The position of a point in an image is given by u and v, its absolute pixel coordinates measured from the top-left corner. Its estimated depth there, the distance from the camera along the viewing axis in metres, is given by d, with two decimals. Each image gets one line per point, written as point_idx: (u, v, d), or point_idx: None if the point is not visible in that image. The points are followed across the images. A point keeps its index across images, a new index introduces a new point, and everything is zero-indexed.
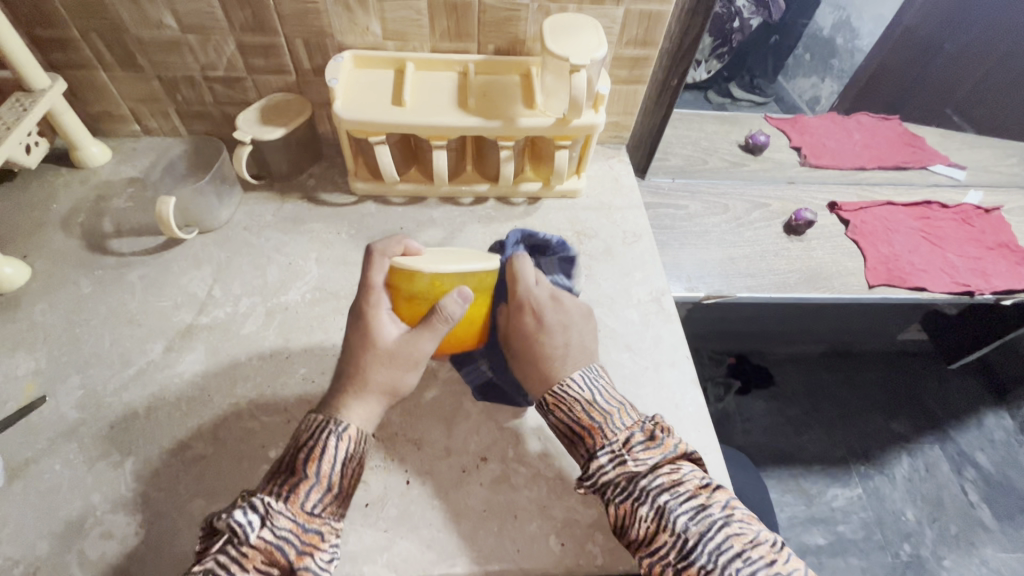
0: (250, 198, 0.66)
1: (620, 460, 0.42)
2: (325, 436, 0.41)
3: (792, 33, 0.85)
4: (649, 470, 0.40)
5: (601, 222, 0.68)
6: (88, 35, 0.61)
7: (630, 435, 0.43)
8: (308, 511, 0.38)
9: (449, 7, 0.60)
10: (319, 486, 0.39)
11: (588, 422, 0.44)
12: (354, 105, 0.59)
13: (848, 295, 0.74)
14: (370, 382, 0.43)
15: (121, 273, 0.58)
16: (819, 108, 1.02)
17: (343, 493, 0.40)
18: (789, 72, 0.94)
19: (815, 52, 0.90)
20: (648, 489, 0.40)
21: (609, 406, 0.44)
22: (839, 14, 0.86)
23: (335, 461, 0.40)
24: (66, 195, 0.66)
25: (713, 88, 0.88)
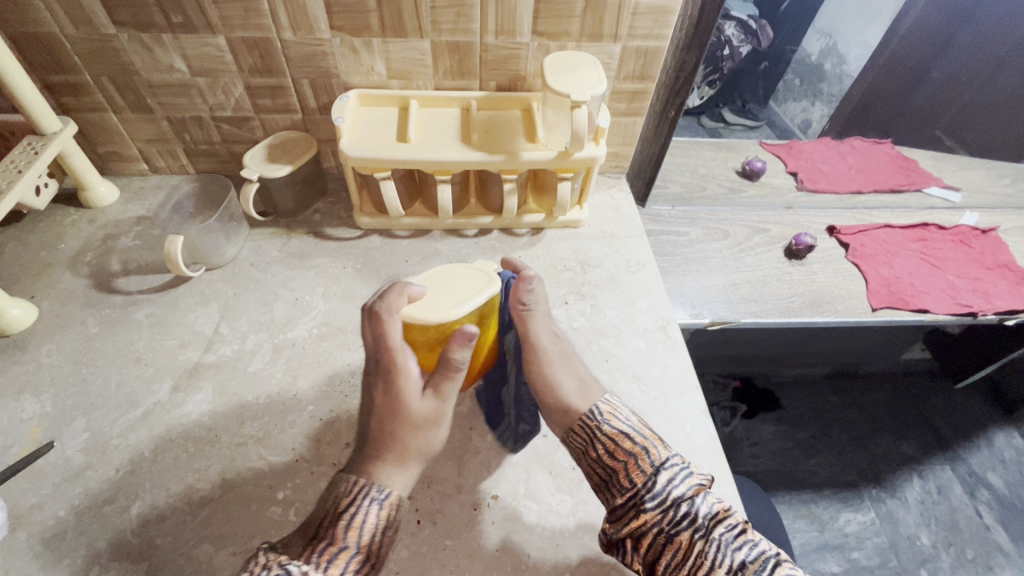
0: (256, 234, 0.67)
1: (673, 495, 0.41)
2: (363, 505, 0.40)
3: (781, 60, 0.92)
4: (701, 504, 0.41)
5: (605, 251, 0.68)
6: (101, 79, 0.62)
7: (676, 471, 0.42)
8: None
9: (452, 47, 0.62)
10: (358, 554, 0.39)
11: (631, 451, 0.44)
12: (360, 142, 0.60)
13: (852, 319, 0.74)
14: (406, 447, 0.43)
15: (129, 312, 0.58)
16: (812, 131, 1.04)
17: (377, 559, 0.40)
18: (780, 97, 0.98)
19: (803, 77, 0.96)
20: (705, 525, 0.40)
21: (645, 436, 0.44)
22: (825, 41, 0.93)
23: (374, 529, 0.40)
24: (74, 235, 0.66)
25: (705, 115, 0.90)
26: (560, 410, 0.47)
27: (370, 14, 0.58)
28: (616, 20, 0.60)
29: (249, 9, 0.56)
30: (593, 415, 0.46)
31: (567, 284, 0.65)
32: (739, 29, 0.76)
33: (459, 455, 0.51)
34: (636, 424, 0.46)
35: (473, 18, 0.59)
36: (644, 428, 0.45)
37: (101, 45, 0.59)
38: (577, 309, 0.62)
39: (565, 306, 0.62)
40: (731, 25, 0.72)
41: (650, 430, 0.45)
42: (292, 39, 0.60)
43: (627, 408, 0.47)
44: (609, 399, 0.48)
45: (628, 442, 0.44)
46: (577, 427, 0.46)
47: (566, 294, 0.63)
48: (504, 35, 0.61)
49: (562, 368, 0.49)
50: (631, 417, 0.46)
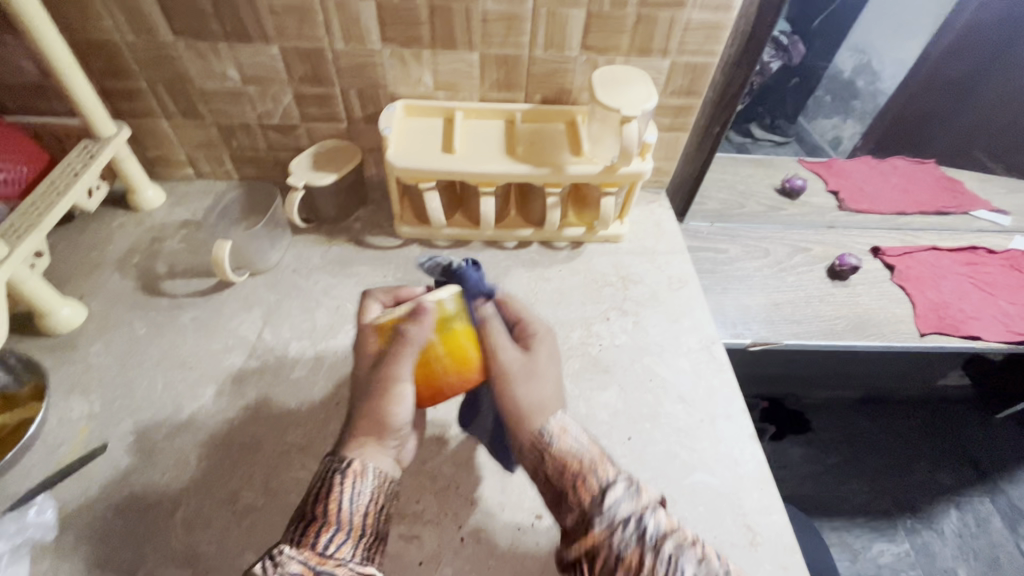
0: (299, 241, 0.68)
1: (619, 515, 0.36)
2: (331, 476, 0.40)
3: (811, 76, 0.83)
4: (649, 521, 0.36)
5: (646, 268, 0.67)
6: (155, 86, 0.64)
7: (624, 491, 0.38)
8: (322, 552, 0.36)
9: (500, 60, 0.62)
10: (334, 524, 0.37)
11: (576, 470, 0.39)
12: (406, 153, 0.60)
13: (899, 344, 0.72)
14: (381, 419, 0.42)
15: (174, 316, 0.59)
16: (840, 148, 0.99)
17: (364, 532, 0.39)
18: (809, 112, 0.90)
19: (834, 93, 0.89)
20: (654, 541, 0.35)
21: (593, 453, 0.40)
22: (858, 57, 0.86)
23: (354, 500, 0.39)
24: (122, 237, 0.67)
25: (733, 129, 0.80)
26: (516, 413, 0.42)
27: (422, 26, 0.58)
28: (666, 35, 0.60)
29: (303, 19, 0.57)
30: (543, 433, 0.41)
31: (608, 300, 0.64)
32: (772, 46, 0.70)
33: (501, 473, 0.50)
34: (585, 442, 0.41)
35: (524, 31, 0.59)
36: (592, 446, 0.41)
37: (158, 53, 0.60)
38: (619, 325, 0.61)
39: (606, 322, 0.61)
40: (772, 51, 0.71)
41: (598, 449, 0.41)
42: (344, 50, 0.60)
43: (577, 426, 0.42)
44: (561, 416, 0.42)
45: (573, 456, 0.40)
46: (529, 444, 0.41)
47: (608, 310, 0.63)
48: (554, 48, 0.61)
49: (529, 387, 0.43)
50: (580, 432, 0.42)
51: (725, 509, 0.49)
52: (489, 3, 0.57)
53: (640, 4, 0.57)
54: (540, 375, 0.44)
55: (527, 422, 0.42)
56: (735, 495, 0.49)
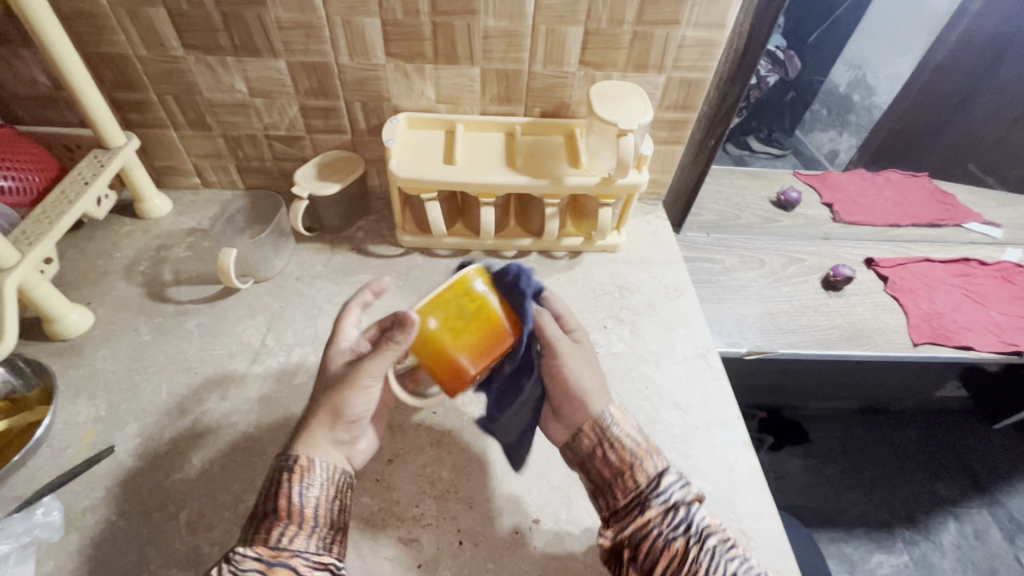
0: (302, 249, 0.69)
1: (673, 499, 0.41)
2: (280, 472, 0.40)
3: (807, 91, 0.86)
4: (697, 512, 0.40)
5: (643, 277, 0.69)
6: (165, 98, 0.65)
7: (676, 479, 0.42)
8: (275, 547, 0.37)
9: (500, 75, 0.64)
10: (285, 519, 0.38)
11: (628, 458, 0.42)
12: (408, 164, 0.62)
13: (893, 353, 0.73)
14: (342, 412, 0.42)
15: (179, 321, 0.60)
16: (839, 161, 1.02)
17: (319, 522, 0.39)
18: (807, 125, 0.93)
19: (830, 107, 0.92)
20: (699, 531, 0.40)
21: (643, 446, 0.43)
22: (854, 72, 0.89)
23: (304, 493, 0.40)
24: (129, 245, 0.69)
25: (732, 141, 0.83)
26: (578, 409, 0.45)
27: (425, 42, 0.60)
28: (661, 51, 0.62)
29: (310, 34, 0.59)
30: (603, 420, 0.44)
31: (605, 309, 0.65)
32: (768, 59, 0.72)
33: (499, 478, 0.51)
34: (638, 433, 0.44)
35: (524, 47, 0.61)
36: (645, 437, 0.44)
37: (169, 66, 0.62)
38: (616, 333, 0.62)
39: (604, 331, 0.62)
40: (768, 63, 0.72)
41: (650, 440, 0.44)
42: (349, 64, 0.62)
43: (632, 418, 0.46)
44: (615, 408, 0.45)
45: (631, 446, 0.43)
46: (586, 431, 0.44)
47: (605, 319, 0.64)
48: (552, 64, 0.63)
49: (580, 372, 0.47)
50: (636, 427, 0.45)
51: (720, 514, 0.49)
52: (490, 20, 0.59)
53: (636, 22, 0.59)
54: (591, 384, 0.46)
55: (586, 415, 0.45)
56: (730, 502, 0.50)
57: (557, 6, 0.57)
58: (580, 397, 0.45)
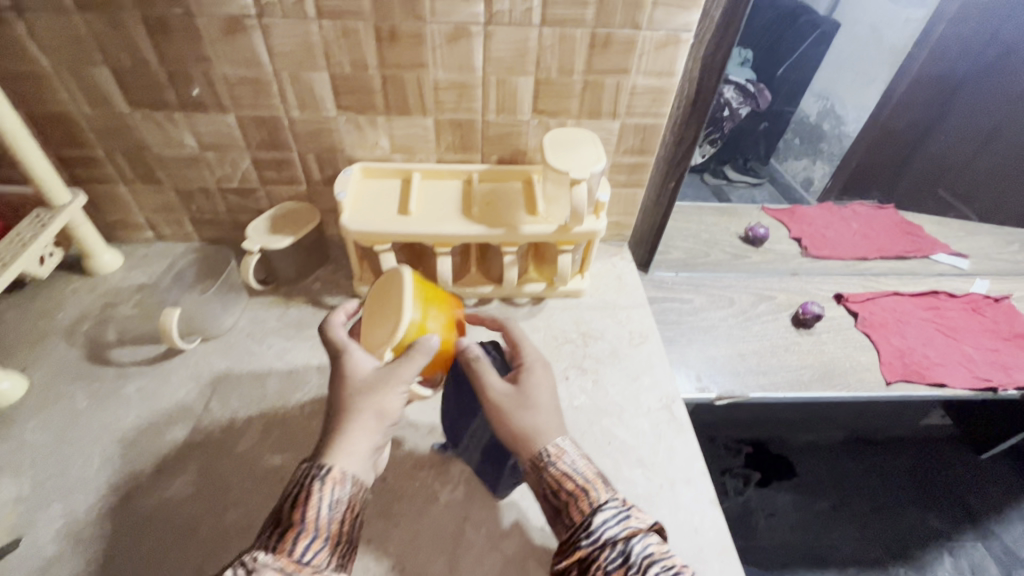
0: (255, 303, 0.67)
1: (606, 535, 0.38)
2: (310, 481, 0.38)
3: (780, 121, 0.98)
4: (636, 543, 0.37)
5: (607, 323, 0.67)
6: (112, 154, 0.64)
7: (614, 513, 0.39)
8: (298, 561, 0.35)
9: (454, 124, 0.63)
10: (310, 533, 0.36)
11: (571, 491, 0.41)
12: (361, 217, 0.61)
13: (867, 393, 0.71)
14: (355, 409, 0.41)
15: (119, 386, 0.57)
16: (814, 188, 1.09)
17: (341, 540, 0.38)
18: (781, 154, 1.02)
19: (802, 136, 1.02)
20: (639, 561, 0.36)
21: (588, 478, 0.41)
22: (822, 103, 0.99)
23: (328, 507, 0.38)
24: (75, 304, 0.66)
25: (709, 172, 0.92)
26: (518, 443, 0.43)
27: (375, 94, 0.60)
28: (613, 99, 0.62)
29: (258, 90, 0.59)
30: (541, 456, 0.42)
31: (568, 358, 0.63)
32: (737, 92, 0.78)
33: (451, 550, 0.48)
34: (583, 466, 0.42)
35: (476, 97, 0.61)
36: (590, 469, 0.42)
37: (115, 123, 0.61)
38: (578, 384, 0.60)
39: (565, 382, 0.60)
40: (732, 88, 0.75)
41: (595, 472, 0.42)
42: (300, 117, 0.61)
43: (577, 450, 0.43)
44: (564, 440, 0.43)
45: (570, 482, 0.41)
46: (529, 466, 0.43)
47: (567, 368, 0.62)
48: (505, 113, 0.63)
49: (528, 415, 0.44)
50: (579, 457, 0.43)
51: None
52: (439, 73, 0.58)
53: (586, 72, 0.59)
54: (539, 405, 0.44)
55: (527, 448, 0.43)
56: (695, 567, 0.47)
57: (506, 57, 0.57)
58: (522, 433, 0.43)
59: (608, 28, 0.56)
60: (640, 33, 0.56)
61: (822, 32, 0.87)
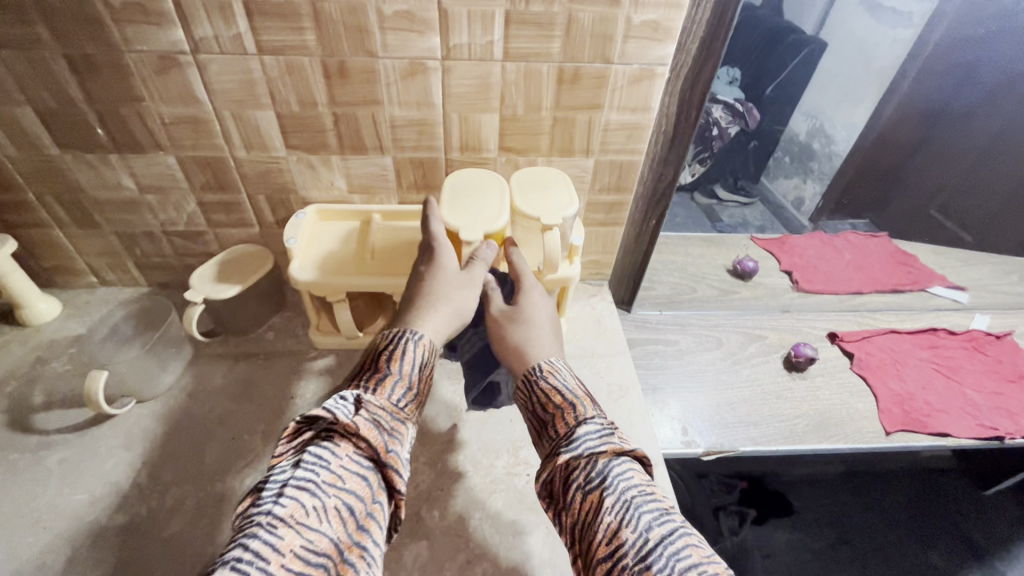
0: (201, 357, 0.61)
1: (587, 449, 0.35)
2: (400, 339, 0.41)
3: (768, 139, 1.11)
4: (616, 465, 0.34)
5: (584, 374, 0.62)
6: (44, 198, 0.59)
7: (596, 428, 0.37)
8: (396, 405, 0.37)
9: (415, 163, 0.59)
10: (403, 382, 0.38)
11: (558, 405, 0.39)
12: (312, 265, 0.56)
13: (866, 445, 0.66)
14: (437, 292, 0.45)
15: (39, 458, 0.52)
16: (806, 207, 1.13)
17: (419, 397, 0.40)
18: (770, 174, 1.14)
19: (791, 155, 1.13)
20: (617, 483, 0.33)
21: (579, 394, 0.40)
22: (810, 122, 1.09)
23: (414, 364, 0.40)
24: (1, 360, 0.60)
25: (699, 191, 0.99)
26: (516, 361, 0.46)
27: (327, 133, 0.55)
28: (586, 135, 0.57)
29: (199, 129, 0.54)
30: (535, 371, 0.43)
31: None
32: (726, 112, 0.81)
33: None
34: (573, 384, 0.42)
35: (437, 135, 0.56)
36: (580, 388, 0.41)
37: (44, 165, 0.56)
38: None
39: None
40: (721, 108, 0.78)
41: (585, 392, 0.41)
42: (246, 157, 0.57)
43: (570, 371, 0.43)
44: (555, 360, 0.45)
45: (560, 396, 0.40)
46: (522, 380, 0.44)
47: None
48: (470, 151, 0.58)
49: (527, 330, 0.47)
50: (571, 378, 0.42)
51: None
52: (395, 110, 0.54)
53: (555, 108, 0.55)
54: (539, 323, 0.48)
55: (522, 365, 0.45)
56: None
57: (467, 93, 0.53)
58: (517, 348, 0.46)
59: (576, 62, 0.51)
60: (612, 67, 0.52)
61: (810, 51, 0.98)
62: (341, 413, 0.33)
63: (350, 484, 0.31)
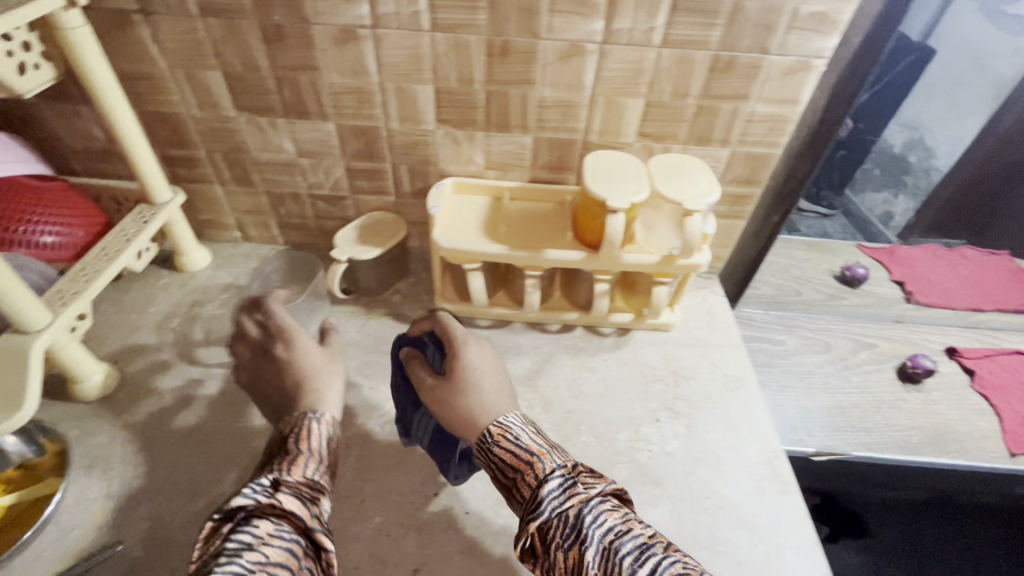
0: (338, 312, 0.66)
1: (561, 507, 0.37)
2: (303, 424, 0.44)
3: (859, 148, 0.76)
4: (588, 514, 0.36)
5: (700, 363, 0.63)
6: (213, 156, 0.65)
7: (559, 482, 0.38)
8: (309, 478, 0.40)
9: (553, 144, 0.61)
10: (313, 458, 0.42)
11: (519, 466, 0.40)
12: (452, 234, 0.59)
13: (987, 464, 0.64)
14: (466, 390, 0.45)
15: (205, 387, 0.57)
16: (891, 223, 0.94)
17: (330, 471, 0.43)
18: (857, 184, 0.84)
19: (884, 166, 0.83)
20: (593, 536, 0.35)
21: (541, 446, 0.41)
22: (909, 132, 0.82)
23: (320, 440, 0.44)
24: (165, 299, 0.67)
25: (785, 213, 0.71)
26: (466, 427, 0.44)
27: (477, 110, 0.58)
28: (727, 126, 0.58)
29: (361, 101, 0.58)
30: (485, 439, 0.42)
31: (658, 398, 0.59)
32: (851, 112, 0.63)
33: None
34: (529, 439, 0.41)
35: (580, 117, 0.58)
36: (536, 441, 0.41)
37: (220, 126, 0.62)
38: (671, 429, 0.56)
39: (656, 425, 0.56)
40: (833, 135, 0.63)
41: (542, 442, 0.41)
42: (398, 129, 0.61)
43: (523, 423, 0.43)
44: (508, 419, 0.43)
45: (516, 455, 0.40)
46: (478, 453, 0.43)
47: (657, 410, 0.58)
48: (608, 135, 0.60)
49: (474, 398, 0.45)
50: (526, 431, 0.42)
51: None
52: (546, 90, 0.56)
53: (701, 96, 0.56)
54: (480, 386, 0.46)
55: (474, 429, 0.43)
56: None
57: (618, 78, 0.55)
58: (470, 416, 0.44)
59: (732, 51, 0.52)
60: (768, 58, 0.52)
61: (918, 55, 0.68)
62: (260, 496, 0.37)
63: (277, 557, 0.34)
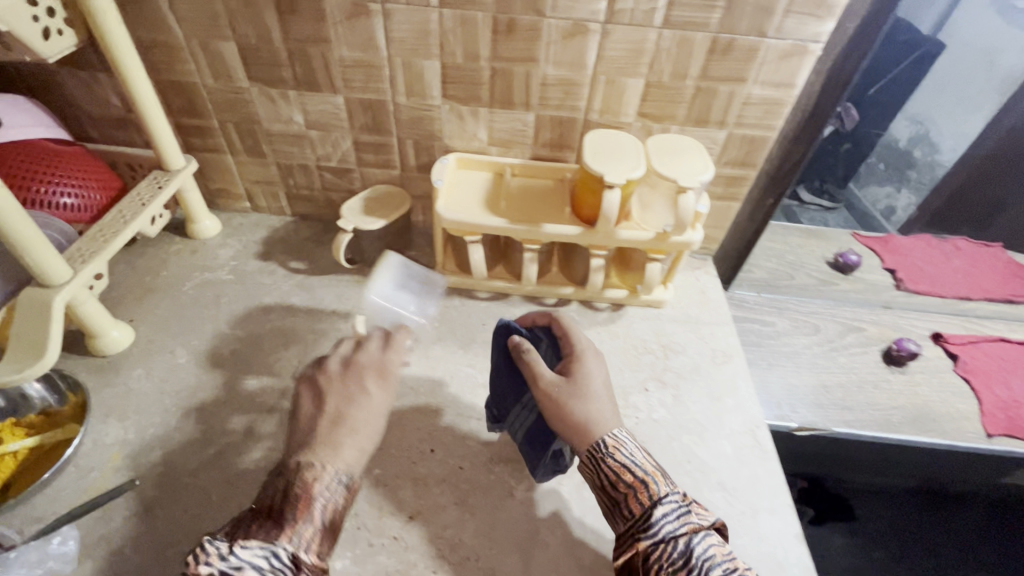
0: (342, 281, 0.69)
1: (666, 530, 0.40)
2: (308, 482, 0.39)
3: (861, 142, 0.85)
4: (697, 543, 0.39)
5: (690, 338, 0.65)
6: (225, 125, 0.67)
7: (673, 508, 0.41)
8: (296, 554, 0.37)
9: (555, 122, 0.63)
10: (308, 531, 0.38)
11: (631, 484, 0.42)
12: (455, 206, 0.61)
13: (964, 444, 0.66)
14: (588, 397, 0.46)
15: (215, 346, 0.60)
16: (895, 218, 0.99)
17: (325, 544, 0.39)
18: (861, 179, 0.93)
19: (888, 162, 0.92)
20: (701, 562, 0.38)
21: (649, 471, 0.43)
22: (914, 127, 0.89)
23: (322, 510, 0.39)
24: (177, 264, 0.70)
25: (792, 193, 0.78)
26: (575, 431, 0.45)
27: (482, 87, 0.60)
28: (724, 107, 0.60)
29: (370, 74, 0.60)
30: (600, 447, 0.44)
31: (647, 369, 0.61)
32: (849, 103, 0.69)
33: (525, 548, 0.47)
34: (639, 458, 0.43)
35: (581, 96, 0.60)
36: (649, 464, 0.43)
37: (233, 96, 0.64)
38: (658, 398, 0.58)
39: (644, 394, 0.59)
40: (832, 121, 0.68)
41: (653, 465, 0.43)
42: (405, 103, 0.62)
43: (634, 442, 0.45)
44: (619, 432, 0.45)
45: (631, 477, 0.42)
46: (583, 457, 0.44)
47: (646, 381, 0.60)
48: (609, 114, 0.62)
49: (585, 403, 0.46)
50: (637, 449, 0.44)
51: None
52: (549, 69, 0.58)
53: (700, 77, 0.57)
54: (598, 397, 0.46)
55: (585, 437, 0.44)
56: None
57: (619, 58, 0.56)
58: (584, 420, 0.45)
59: (731, 33, 0.53)
60: (765, 41, 0.54)
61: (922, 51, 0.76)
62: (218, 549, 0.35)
63: None
